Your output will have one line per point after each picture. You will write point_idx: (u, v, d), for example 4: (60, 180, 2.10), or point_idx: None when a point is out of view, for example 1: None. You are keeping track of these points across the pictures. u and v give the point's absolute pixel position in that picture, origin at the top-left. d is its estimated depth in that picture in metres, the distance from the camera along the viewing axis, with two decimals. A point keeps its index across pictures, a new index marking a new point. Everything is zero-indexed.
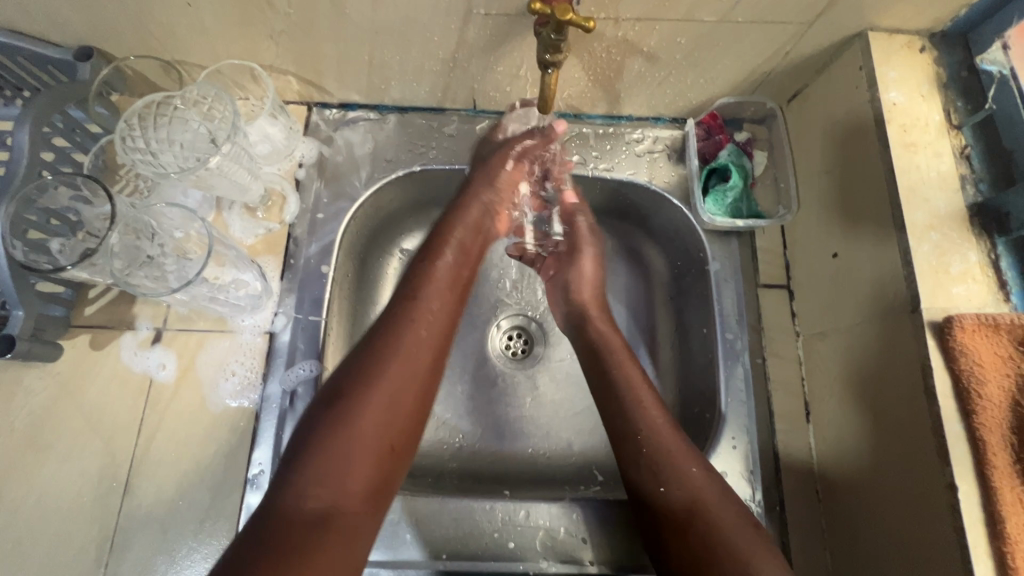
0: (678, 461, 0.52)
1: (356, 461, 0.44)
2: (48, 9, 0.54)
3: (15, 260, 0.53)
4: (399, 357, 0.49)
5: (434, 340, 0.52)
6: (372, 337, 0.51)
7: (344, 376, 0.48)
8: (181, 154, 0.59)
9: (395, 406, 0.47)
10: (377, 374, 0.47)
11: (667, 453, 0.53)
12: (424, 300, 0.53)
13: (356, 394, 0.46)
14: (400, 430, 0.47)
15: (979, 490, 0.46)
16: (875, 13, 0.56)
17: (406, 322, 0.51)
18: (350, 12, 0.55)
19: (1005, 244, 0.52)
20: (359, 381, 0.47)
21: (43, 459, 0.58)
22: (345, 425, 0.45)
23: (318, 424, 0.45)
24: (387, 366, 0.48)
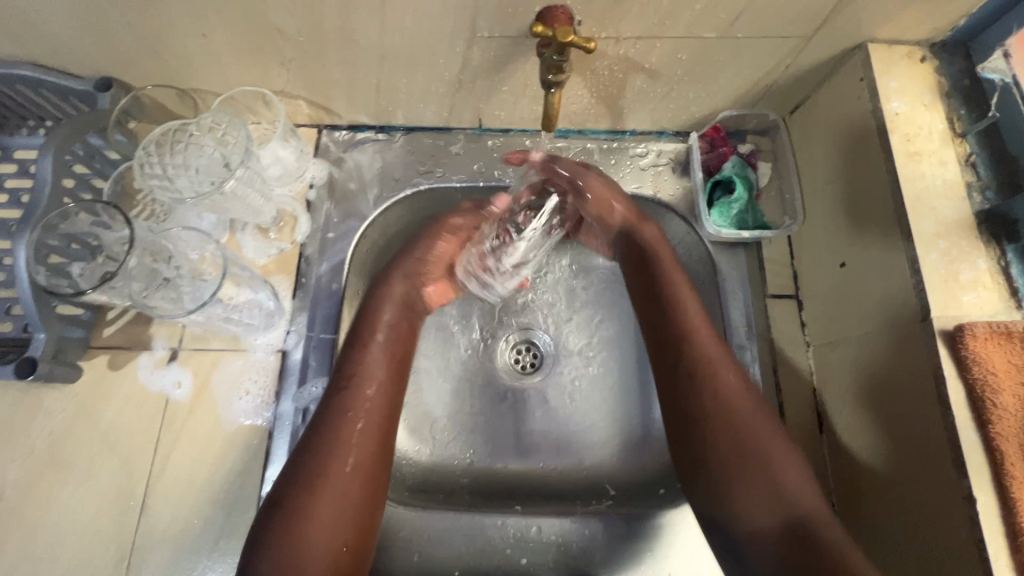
0: (769, 459, 0.53)
1: (313, 564, 0.47)
2: (71, 43, 0.56)
3: (37, 284, 0.55)
4: (344, 447, 0.52)
5: (371, 434, 0.54)
6: (311, 429, 0.54)
7: (285, 478, 0.51)
8: (195, 178, 0.60)
9: (342, 502, 0.50)
10: (320, 478, 0.50)
11: (766, 458, 0.53)
12: (363, 391, 0.56)
13: (300, 499, 0.49)
14: (351, 524, 0.50)
15: (997, 502, 0.45)
16: (874, 25, 0.57)
17: (343, 410, 0.54)
18: (359, 39, 0.57)
19: (1014, 252, 0.52)
20: (301, 484, 0.50)
21: (62, 479, 0.59)
22: (299, 522, 0.48)
23: (273, 524, 0.48)
24: (331, 460, 0.51)
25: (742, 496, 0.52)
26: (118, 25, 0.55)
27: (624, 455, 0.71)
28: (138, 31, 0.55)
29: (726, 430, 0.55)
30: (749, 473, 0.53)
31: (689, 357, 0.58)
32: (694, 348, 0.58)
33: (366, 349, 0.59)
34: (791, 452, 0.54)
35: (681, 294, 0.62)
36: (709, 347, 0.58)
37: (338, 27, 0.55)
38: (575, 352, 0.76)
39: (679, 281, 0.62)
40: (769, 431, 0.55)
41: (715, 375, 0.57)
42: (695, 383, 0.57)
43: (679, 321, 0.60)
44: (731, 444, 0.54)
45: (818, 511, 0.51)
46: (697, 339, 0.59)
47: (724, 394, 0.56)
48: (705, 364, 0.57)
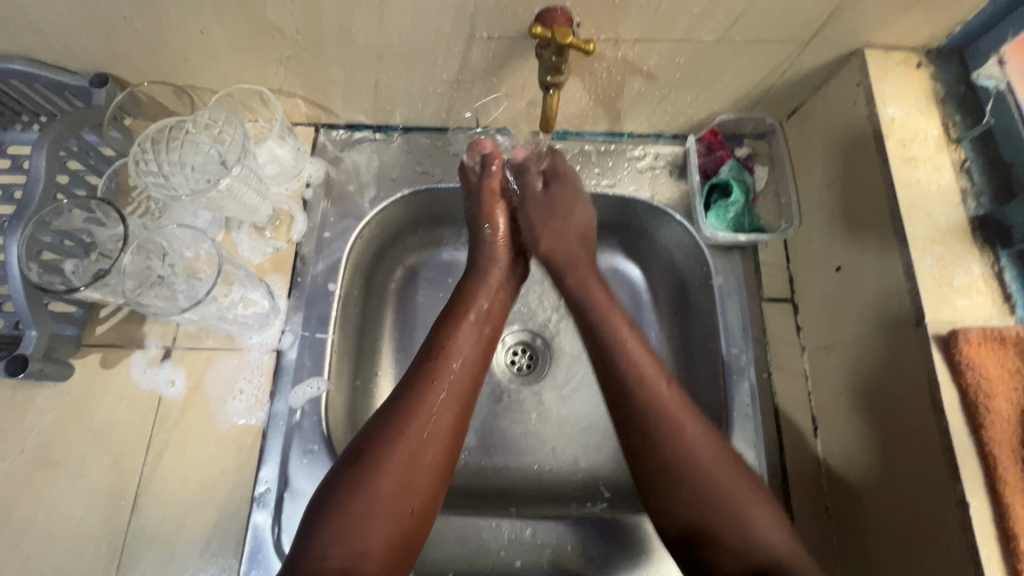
0: (740, 507, 0.49)
1: (376, 521, 0.46)
2: (67, 38, 0.56)
3: (29, 280, 0.54)
4: (419, 412, 0.51)
5: (456, 402, 0.53)
6: (399, 392, 0.53)
7: (366, 434, 0.50)
8: (192, 176, 0.60)
9: (414, 465, 0.49)
10: (399, 436, 0.49)
11: (735, 501, 0.49)
12: (451, 360, 0.55)
13: (377, 453, 0.48)
14: (421, 493, 0.49)
15: (991, 506, 0.45)
16: (871, 31, 0.57)
17: (426, 377, 0.53)
18: (357, 37, 0.57)
19: (1008, 257, 0.52)
20: (381, 441, 0.49)
21: (51, 478, 0.59)
22: (366, 482, 0.47)
23: (346, 476, 0.48)
24: (410, 423, 0.50)
25: (695, 503, 0.50)
26: (114, 21, 0.54)
27: (620, 457, 0.71)
28: (134, 27, 0.55)
29: (682, 477, 0.50)
30: (717, 519, 0.49)
31: (644, 393, 0.54)
32: (647, 392, 0.54)
33: (457, 324, 0.59)
34: (753, 481, 0.51)
35: (618, 325, 0.59)
36: (663, 389, 0.54)
37: (337, 25, 0.55)
38: (571, 353, 0.76)
39: (597, 292, 0.62)
40: (733, 474, 0.50)
41: (671, 433, 0.52)
42: (638, 431, 0.53)
43: (622, 349, 0.57)
44: (703, 484, 0.50)
45: (762, 504, 0.50)
46: (644, 372, 0.55)
47: (685, 444, 0.51)
48: (660, 409, 0.53)
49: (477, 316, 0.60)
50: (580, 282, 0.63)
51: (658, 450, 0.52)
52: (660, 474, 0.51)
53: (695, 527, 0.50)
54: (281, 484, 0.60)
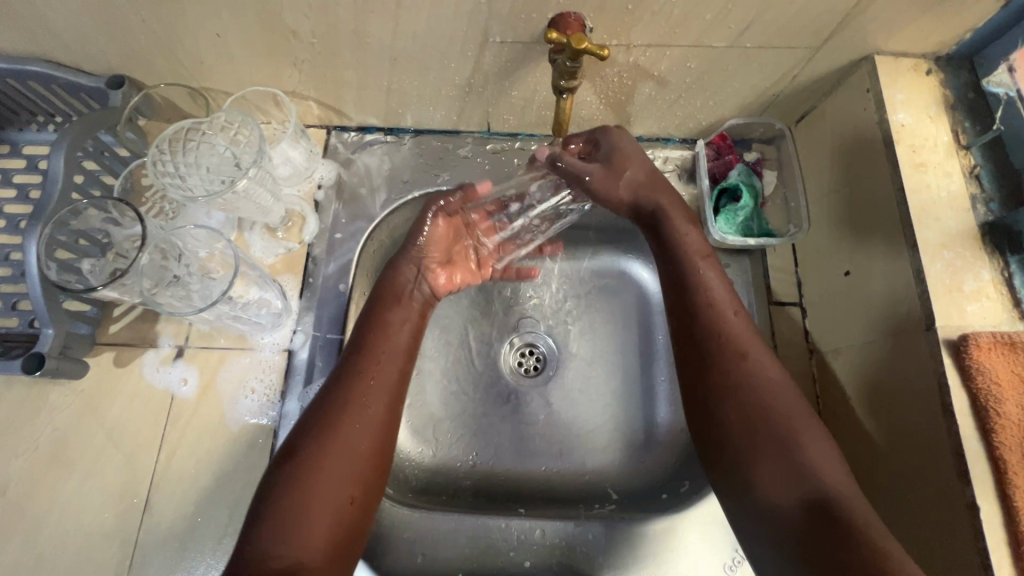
0: (794, 436, 0.48)
1: (319, 511, 0.46)
2: (86, 40, 0.57)
3: (48, 279, 0.55)
4: (354, 410, 0.52)
5: (387, 396, 0.54)
6: (327, 388, 0.53)
7: (297, 432, 0.50)
8: (206, 177, 0.62)
9: (352, 458, 0.49)
10: (334, 432, 0.50)
11: (785, 426, 0.49)
12: (379, 351, 0.57)
13: (311, 452, 0.48)
14: (359, 479, 0.49)
15: (1001, 510, 0.46)
16: (881, 37, 0.58)
17: (357, 375, 0.54)
18: (371, 41, 0.58)
19: (1017, 262, 0.53)
20: (316, 435, 0.49)
21: (64, 476, 0.59)
22: (306, 479, 0.47)
23: (283, 478, 0.47)
24: (342, 421, 0.51)
25: (754, 446, 0.49)
26: (133, 24, 0.55)
27: (627, 460, 0.72)
28: (152, 29, 0.56)
29: (736, 405, 0.51)
30: (757, 450, 0.49)
31: (707, 323, 0.55)
32: (721, 328, 0.54)
33: (387, 321, 0.60)
34: (812, 420, 0.50)
35: (703, 269, 0.58)
36: (732, 319, 0.55)
37: (352, 30, 0.56)
38: (578, 355, 0.77)
39: (684, 229, 0.60)
40: (798, 409, 0.50)
41: (744, 362, 0.52)
42: (726, 359, 0.53)
43: (708, 297, 0.56)
44: (757, 412, 0.50)
45: (819, 441, 0.48)
46: (709, 302, 0.56)
47: (741, 374, 0.52)
48: (723, 347, 0.53)
49: (412, 315, 0.62)
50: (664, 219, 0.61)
51: (745, 380, 0.52)
52: (735, 418, 0.50)
53: (736, 459, 0.50)
54: None
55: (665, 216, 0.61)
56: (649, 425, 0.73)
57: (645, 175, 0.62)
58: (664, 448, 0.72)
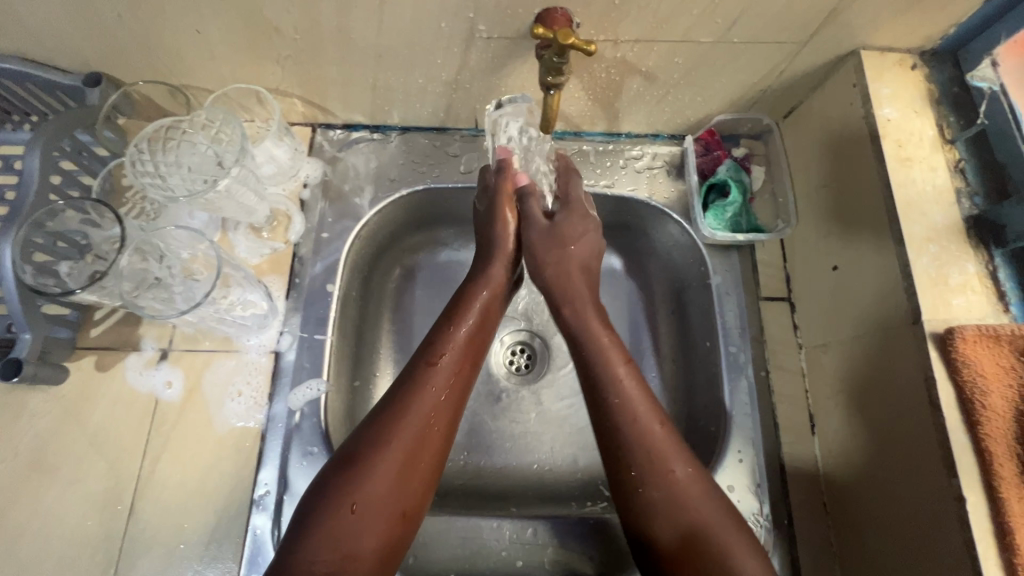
0: (670, 480, 0.51)
1: (365, 524, 0.46)
2: (60, 38, 0.55)
3: (24, 283, 0.54)
4: (414, 415, 0.51)
5: (449, 409, 0.53)
6: (391, 396, 0.52)
7: (359, 437, 0.50)
8: (188, 176, 0.60)
9: (407, 473, 0.49)
10: (393, 440, 0.49)
11: (664, 471, 0.51)
12: (439, 356, 0.55)
13: (370, 458, 0.48)
14: (408, 497, 0.49)
15: (987, 502, 0.46)
16: (867, 32, 0.58)
17: (421, 384, 0.53)
18: (355, 38, 0.57)
19: (1002, 256, 0.53)
20: (374, 444, 0.49)
21: (47, 484, 0.58)
22: (358, 485, 0.47)
23: (335, 482, 0.47)
24: (405, 427, 0.50)
25: (687, 549, 0.48)
26: (109, 21, 0.54)
27: None
28: (129, 26, 0.54)
29: (670, 514, 0.50)
30: (698, 549, 0.48)
31: (620, 424, 0.53)
32: (625, 410, 0.54)
33: (456, 325, 0.57)
34: (733, 519, 0.50)
35: (590, 324, 0.60)
36: (640, 403, 0.54)
37: (335, 25, 0.55)
38: (569, 353, 0.76)
39: (593, 317, 0.60)
40: (714, 508, 0.50)
41: (638, 423, 0.53)
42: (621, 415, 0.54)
43: (599, 347, 0.58)
44: (681, 513, 0.49)
45: (743, 541, 0.48)
46: (624, 394, 0.55)
47: (671, 473, 0.51)
48: (623, 407, 0.54)
49: (479, 314, 0.59)
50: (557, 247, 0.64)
51: (637, 472, 0.51)
52: (660, 528, 0.49)
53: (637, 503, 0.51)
54: (280, 486, 0.59)
55: (576, 298, 0.61)
56: None
57: (585, 252, 0.64)
58: None
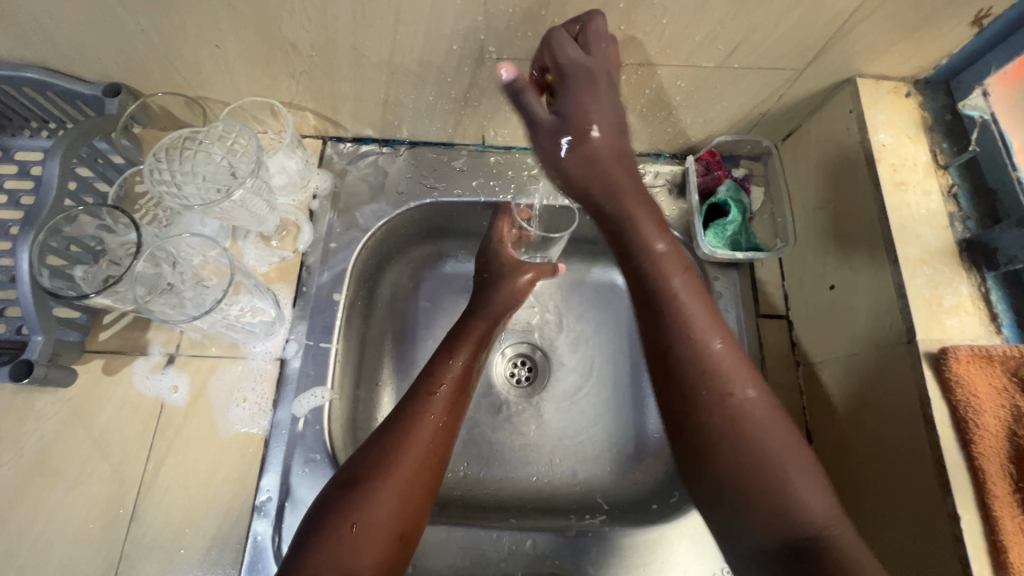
0: (734, 405, 0.45)
1: (364, 546, 0.47)
2: (83, 49, 0.57)
3: (40, 285, 0.55)
4: (441, 393, 0.58)
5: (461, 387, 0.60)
6: (393, 424, 0.55)
7: (364, 460, 0.52)
8: (203, 186, 0.62)
9: (435, 439, 0.55)
10: (428, 409, 0.56)
11: (779, 470, 0.43)
12: (443, 382, 0.59)
13: (408, 423, 0.55)
14: (434, 461, 0.54)
15: (981, 520, 0.47)
16: (863, 61, 0.60)
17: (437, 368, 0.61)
18: (369, 55, 0.59)
19: (993, 278, 0.55)
20: (378, 468, 0.51)
21: (50, 486, 0.58)
22: (399, 445, 0.53)
23: (381, 440, 0.54)
24: (432, 399, 0.57)
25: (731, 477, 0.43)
26: (131, 34, 0.55)
27: (617, 470, 0.72)
28: (151, 40, 0.56)
29: (720, 438, 0.45)
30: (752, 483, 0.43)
31: (676, 331, 0.49)
32: (681, 320, 0.49)
33: (472, 324, 0.66)
34: (800, 452, 0.44)
35: (639, 218, 0.54)
36: (695, 312, 0.50)
37: (350, 44, 0.57)
38: (570, 365, 0.77)
39: (646, 224, 0.54)
40: (783, 441, 0.44)
41: (698, 347, 0.48)
42: (716, 402, 0.46)
43: (654, 254, 0.52)
44: (729, 435, 0.44)
45: (814, 479, 0.43)
46: (681, 304, 0.50)
47: (727, 394, 0.46)
48: (688, 336, 0.48)
49: (491, 319, 0.67)
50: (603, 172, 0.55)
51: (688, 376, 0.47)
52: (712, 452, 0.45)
53: (720, 487, 0.44)
54: (282, 493, 0.60)
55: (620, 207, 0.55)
56: (639, 435, 0.74)
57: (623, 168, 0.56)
58: (653, 458, 0.72)
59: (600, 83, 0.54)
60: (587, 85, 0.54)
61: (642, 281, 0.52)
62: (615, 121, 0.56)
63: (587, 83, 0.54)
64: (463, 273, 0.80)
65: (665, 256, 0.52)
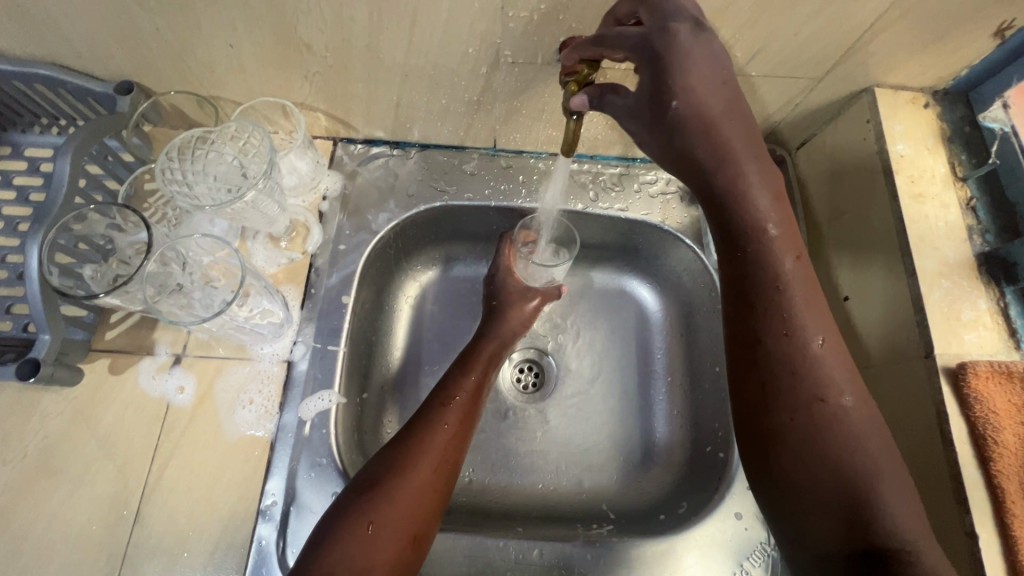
0: (828, 403, 0.43)
1: (377, 550, 0.47)
2: (97, 46, 0.57)
3: (49, 283, 0.54)
4: (457, 401, 0.58)
5: (477, 397, 0.60)
6: (408, 430, 0.55)
7: (380, 463, 0.52)
8: (214, 186, 0.62)
9: (450, 448, 0.55)
10: (444, 418, 0.56)
11: (867, 479, 0.41)
12: (459, 392, 0.60)
13: (423, 430, 0.55)
14: (447, 469, 0.54)
15: (999, 540, 0.46)
16: (882, 70, 0.60)
17: (453, 379, 0.61)
18: (384, 57, 0.58)
19: (1012, 293, 0.54)
20: (392, 473, 0.51)
21: (54, 486, 0.57)
22: (413, 450, 0.53)
23: (396, 445, 0.54)
24: (447, 407, 0.58)
25: (811, 471, 0.42)
26: (146, 32, 0.55)
27: (624, 480, 0.71)
28: (165, 38, 0.56)
29: (807, 434, 0.43)
30: (834, 479, 0.42)
31: (773, 319, 0.46)
32: (782, 307, 0.46)
33: (485, 340, 0.66)
34: (896, 455, 0.43)
35: (756, 193, 0.47)
36: (802, 301, 0.46)
37: (365, 45, 0.56)
38: (576, 372, 0.77)
39: (762, 199, 0.47)
40: (880, 442, 0.43)
41: (798, 338, 0.45)
42: (810, 401, 0.43)
43: (762, 236, 0.47)
44: (818, 432, 0.43)
45: (904, 486, 0.42)
46: (787, 293, 0.46)
47: (823, 389, 0.44)
48: (788, 323, 0.45)
49: (505, 334, 0.67)
50: (721, 163, 0.47)
51: (778, 364, 0.45)
52: (799, 445, 0.43)
53: (794, 484, 0.43)
54: (287, 497, 0.59)
55: (737, 176, 0.47)
56: (647, 444, 0.73)
57: (740, 138, 0.48)
58: (661, 467, 0.72)
59: (699, 51, 0.45)
60: (671, 55, 0.45)
61: (743, 266, 0.47)
62: (728, 90, 0.47)
63: (687, 49, 0.45)
64: (472, 279, 0.80)
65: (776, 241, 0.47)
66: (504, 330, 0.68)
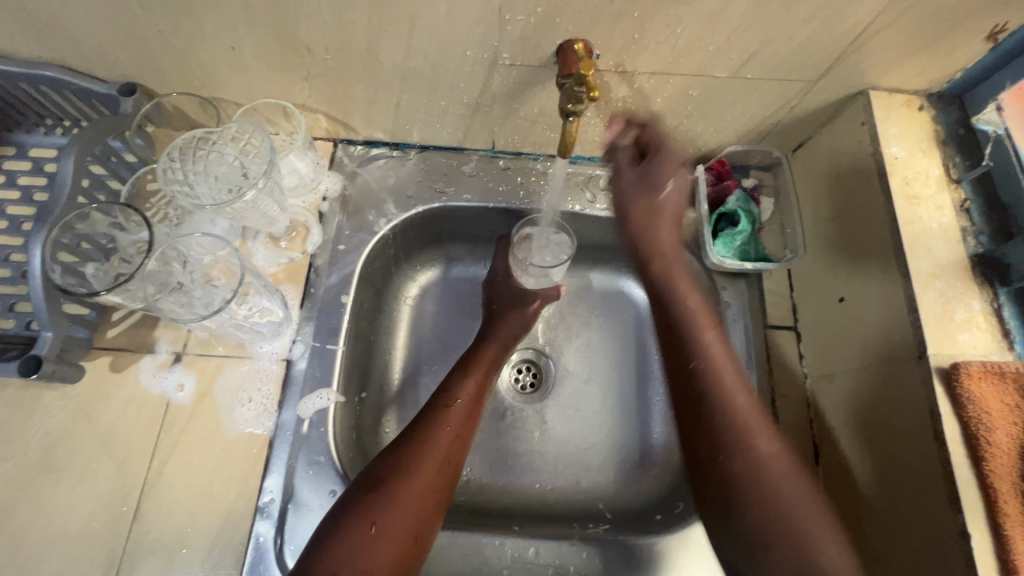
0: (757, 457, 0.50)
1: (379, 548, 0.47)
2: (100, 48, 0.58)
3: (51, 282, 0.55)
4: (459, 403, 0.59)
5: (479, 398, 0.61)
6: (411, 431, 0.56)
7: (381, 462, 0.53)
8: (214, 186, 0.63)
9: (451, 449, 0.55)
10: (446, 419, 0.57)
11: (800, 528, 0.47)
12: (461, 393, 0.60)
13: (426, 430, 0.55)
14: (448, 469, 0.54)
15: (991, 539, 0.46)
16: (876, 73, 0.60)
17: (455, 380, 0.62)
18: (383, 60, 0.59)
19: (1006, 294, 0.54)
20: (394, 472, 0.51)
21: (54, 483, 0.58)
22: (415, 450, 0.53)
23: (399, 445, 0.54)
24: (449, 408, 0.58)
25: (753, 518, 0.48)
26: (148, 35, 0.56)
27: (621, 480, 0.71)
28: (167, 41, 0.57)
29: (745, 483, 0.49)
30: (774, 526, 0.47)
31: (704, 380, 0.55)
32: (711, 369, 0.55)
33: (488, 343, 0.67)
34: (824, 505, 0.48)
35: (676, 277, 0.63)
36: (726, 370, 0.55)
37: (365, 47, 0.57)
38: (574, 372, 0.77)
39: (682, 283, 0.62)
40: (808, 493, 0.48)
41: (726, 392, 0.54)
42: (736, 449, 0.51)
43: (685, 311, 0.60)
44: (753, 482, 0.49)
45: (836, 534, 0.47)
46: (711, 353, 0.57)
47: (754, 444, 0.51)
48: (716, 380, 0.55)
49: (506, 337, 0.68)
50: (657, 254, 0.64)
51: (714, 421, 0.53)
52: (745, 497, 0.49)
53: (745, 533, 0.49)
54: (285, 495, 0.60)
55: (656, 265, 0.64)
56: (644, 444, 0.74)
57: (672, 231, 0.65)
58: (658, 468, 0.72)
59: (672, 150, 0.63)
60: (664, 147, 0.62)
61: (673, 336, 0.59)
62: (682, 192, 0.66)
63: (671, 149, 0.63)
64: (471, 280, 0.80)
65: (695, 311, 0.60)
66: (506, 333, 0.69)
